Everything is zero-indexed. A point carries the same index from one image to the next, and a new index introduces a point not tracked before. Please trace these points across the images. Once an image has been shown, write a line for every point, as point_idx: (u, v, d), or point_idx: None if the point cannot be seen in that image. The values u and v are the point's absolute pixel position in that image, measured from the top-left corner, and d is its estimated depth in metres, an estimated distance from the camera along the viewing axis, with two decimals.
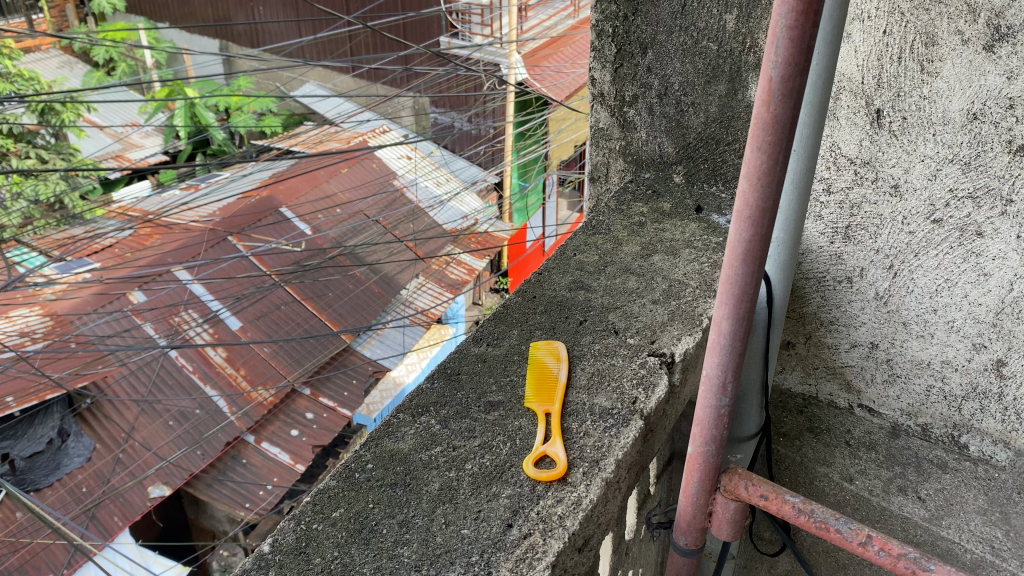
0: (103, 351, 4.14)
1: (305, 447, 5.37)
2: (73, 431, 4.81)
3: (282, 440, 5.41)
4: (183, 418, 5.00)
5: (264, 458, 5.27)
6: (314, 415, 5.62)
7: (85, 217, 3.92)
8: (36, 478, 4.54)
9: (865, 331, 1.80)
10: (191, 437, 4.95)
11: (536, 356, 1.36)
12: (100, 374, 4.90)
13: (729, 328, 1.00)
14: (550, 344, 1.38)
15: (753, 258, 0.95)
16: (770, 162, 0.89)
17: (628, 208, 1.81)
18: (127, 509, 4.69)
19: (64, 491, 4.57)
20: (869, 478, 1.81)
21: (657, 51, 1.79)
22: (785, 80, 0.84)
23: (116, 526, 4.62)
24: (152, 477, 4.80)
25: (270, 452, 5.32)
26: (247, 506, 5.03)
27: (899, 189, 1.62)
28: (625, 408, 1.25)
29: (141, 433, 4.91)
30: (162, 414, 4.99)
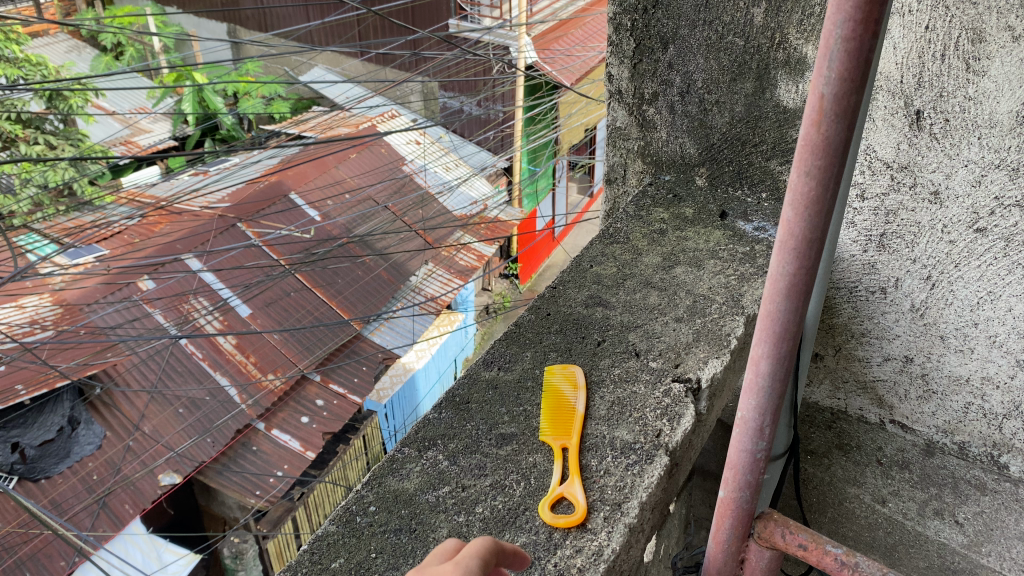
0: (112, 342, 4.04)
1: (316, 433, 5.26)
2: (84, 419, 4.58)
3: (293, 427, 5.27)
4: (194, 406, 4.81)
5: (275, 445, 5.12)
6: (324, 402, 5.48)
7: (93, 204, 3.79)
8: (47, 467, 4.30)
9: (899, 345, 1.69)
10: (202, 425, 4.75)
11: (551, 382, 1.27)
12: (111, 362, 4.67)
13: (768, 368, 0.91)
14: (566, 368, 1.29)
15: (797, 293, 0.85)
16: (820, 189, 0.78)
17: (647, 214, 1.71)
18: (138, 497, 4.43)
19: (76, 480, 4.33)
20: (903, 500, 1.72)
21: (678, 46, 1.68)
22: (839, 96, 0.74)
23: (128, 515, 4.37)
24: (163, 464, 4.56)
25: (281, 439, 5.18)
26: (258, 493, 4.84)
27: (939, 195, 1.51)
28: (648, 443, 1.16)
29: (152, 422, 4.67)
30: (172, 402, 4.78)
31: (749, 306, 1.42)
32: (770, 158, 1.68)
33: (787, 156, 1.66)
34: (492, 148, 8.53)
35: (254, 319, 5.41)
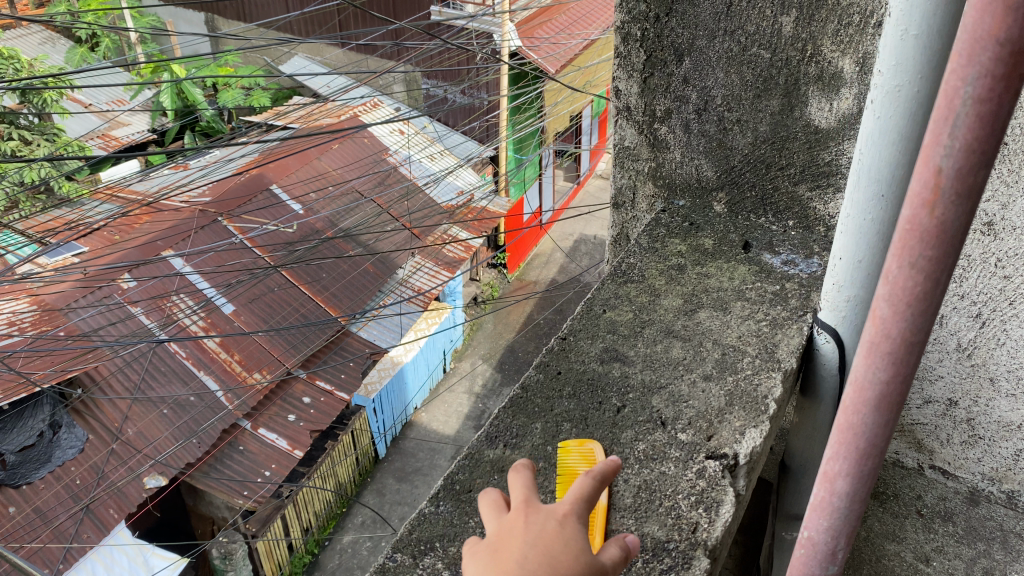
0: (91, 346, 3.79)
1: (304, 432, 5.06)
2: (65, 421, 4.22)
3: (279, 426, 5.05)
4: (179, 409, 4.51)
5: (261, 444, 4.88)
6: (312, 399, 5.31)
7: (65, 203, 3.53)
8: (27, 473, 4.00)
9: (943, 386, 1.54)
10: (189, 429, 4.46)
11: (566, 463, 1.09)
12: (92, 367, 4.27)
13: (845, 488, 0.74)
14: (583, 445, 1.11)
15: (888, 405, 0.68)
16: (928, 284, 0.61)
17: (662, 246, 1.55)
18: (123, 501, 4.21)
19: (60, 488, 4.07)
20: (949, 558, 1.51)
21: (695, 59, 1.53)
22: (962, 173, 0.56)
23: (112, 520, 4.17)
24: (149, 467, 4.31)
25: (269, 438, 4.94)
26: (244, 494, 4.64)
27: (993, 226, 1.34)
28: (683, 541, 0.99)
29: (136, 425, 4.34)
30: (156, 404, 4.44)
31: (785, 359, 1.25)
32: (798, 182, 1.53)
33: (817, 181, 1.51)
34: (478, 138, 8.29)
35: (238, 317, 5.09)
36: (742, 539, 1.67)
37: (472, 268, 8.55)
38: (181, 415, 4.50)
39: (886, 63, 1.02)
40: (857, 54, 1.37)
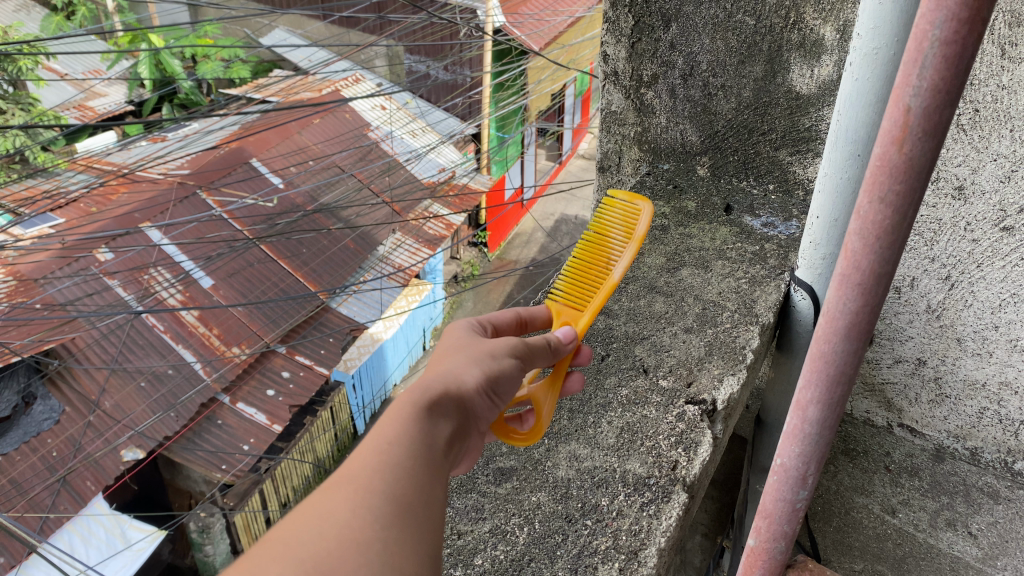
0: (70, 317, 3.76)
1: (283, 407, 5.01)
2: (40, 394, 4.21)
3: (258, 401, 5.00)
4: (157, 381, 4.45)
5: (240, 419, 4.85)
6: (291, 373, 5.26)
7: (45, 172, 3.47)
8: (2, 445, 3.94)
9: (913, 347, 1.60)
10: (167, 401, 4.44)
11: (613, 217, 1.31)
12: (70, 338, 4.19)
13: (816, 415, 0.79)
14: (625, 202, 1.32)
15: (857, 334, 0.73)
16: (896, 218, 0.66)
17: (647, 208, 1.63)
18: (100, 473, 4.20)
19: (36, 459, 3.98)
20: (914, 510, 1.62)
21: (681, 25, 1.57)
22: (929, 111, 0.60)
23: (89, 493, 4.13)
24: (126, 440, 4.31)
25: (247, 413, 4.92)
26: (223, 468, 4.65)
27: (964, 190, 1.39)
28: (663, 477, 1.04)
29: (113, 397, 4.30)
30: (133, 376, 4.41)
31: (763, 314, 1.30)
32: (779, 147, 1.59)
33: (798, 146, 1.56)
34: (460, 114, 8.22)
35: (217, 291, 5.03)
36: (717, 494, 1.76)
37: (453, 246, 8.54)
38: (159, 387, 4.44)
39: (865, 25, 1.05)
40: (838, 22, 1.41)
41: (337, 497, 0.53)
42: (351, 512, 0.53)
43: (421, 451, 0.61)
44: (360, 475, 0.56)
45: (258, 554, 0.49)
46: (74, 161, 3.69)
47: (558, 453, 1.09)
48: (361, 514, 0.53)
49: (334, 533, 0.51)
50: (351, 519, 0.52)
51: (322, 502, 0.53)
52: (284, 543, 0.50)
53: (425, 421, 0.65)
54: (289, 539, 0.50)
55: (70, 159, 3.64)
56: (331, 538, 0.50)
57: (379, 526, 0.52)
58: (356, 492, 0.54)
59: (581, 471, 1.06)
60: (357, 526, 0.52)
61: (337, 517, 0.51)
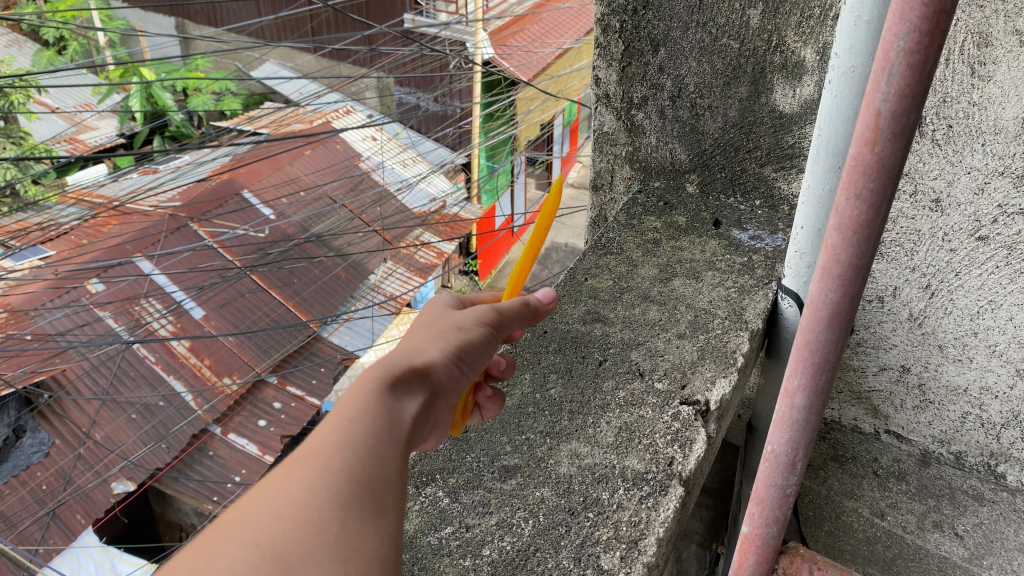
0: (62, 346, 3.77)
1: (274, 437, 4.91)
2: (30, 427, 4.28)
3: (249, 432, 4.89)
4: (149, 412, 4.49)
5: (231, 449, 4.72)
6: (283, 404, 5.11)
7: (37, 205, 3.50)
8: None
9: (896, 354, 1.66)
10: (157, 432, 4.46)
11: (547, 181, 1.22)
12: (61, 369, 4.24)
13: (804, 401, 0.87)
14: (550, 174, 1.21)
15: (838, 323, 0.79)
16: (871, 213, 0.72)
17: (639, 222, 1.70)
18: (90, 507, 4.19)
19: (25, 493, 4.01)
20: (902, 513, 1.68)
21: (669, 50, 1.66)
22: (897, 115, 0.67)
23: (79, 526, 4.13)
24: (116, 472, 4.27)
25: (238, 443, 4.79)
26: (213, 500, 4.51)
27: (940, 203, 1.46)
28: (660, 472, 1.10)
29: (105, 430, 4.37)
30: (125, 409, 4.43)
31: (752, 320, 1.37)
32: (764, 164, 1.66)
33: (782, 163, 1.64)
34: (451, 144, 8.32)
35: (208, 322, 5.05)
36: (711, 502, 1.81)
37: (444, 275, 8.59)
38: (150, 419, 4.49)
39: (841, 45, 1.13)
40: (818, 44, 1.48)
41: (292, 478, 0.57)
42: (307, 492, 0.56)
43: (376, 432, 0.65)
44: (319, 454, 0.60)
45: (211, 533, 0.52)
46: (66, 193, 3.73)
47: (560, 450, 1.15)
48: (314, 494, 0.56)
49: (286, 514, 0.54)
50: (304, 499, 0.55)
51: (273, 486, 0.56)
52: (236, 526, 0.53)
53: (383, 404, 0.70)
54: (242, 520, 0.54)
55: (63, 191, 3.69)
56: (284, 517, 0.53)
57: (334, 504, 0.56)
58: (307, 474, 0.57)
59: (583, 467, 1.12)
60: (309, 504, 0.55)
61: (291, 498, 0.55)
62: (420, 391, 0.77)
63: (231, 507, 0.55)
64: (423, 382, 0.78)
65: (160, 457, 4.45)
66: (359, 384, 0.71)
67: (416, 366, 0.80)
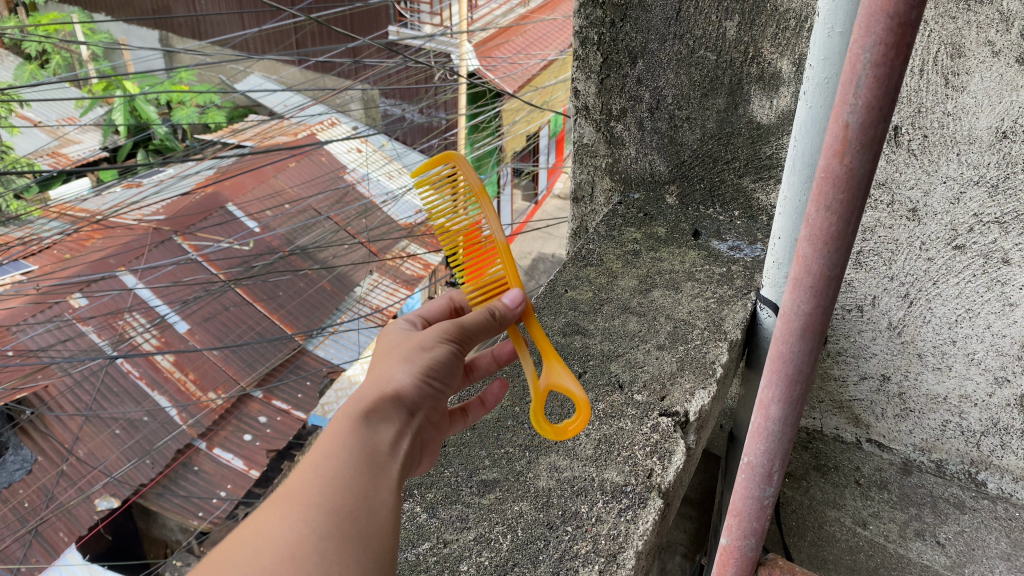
0: (43, 362, 3.72)
1: (260, 451, 4.84)
2: (11, 444, 4.21)
3: (235, 446, 4.84)
4: (132, 428, 4.41)
5: (217, 464, 4.68)
6: (268, 418, 5.06)
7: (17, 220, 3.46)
8: None
9: (876, 363, 1.66)
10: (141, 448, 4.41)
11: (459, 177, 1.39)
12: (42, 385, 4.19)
13: (779, 413, 0.87)
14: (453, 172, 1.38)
15: (812, 334, 0.79)
16: (841, 225, 0.72)
17: (619, 234, 1.70)
18: (73, 524, 4.16)
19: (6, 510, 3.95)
20: (884, 522, 1.69)
21: (647, 61, 1.67)
22: (864, 126, 0.67)
23: (61, 543, 4.09)
24: (100, 489, 4.24)
25: (223, 458, 4.71)
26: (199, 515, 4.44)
27: (917, 212, 1.46)
28: (639, 484, 1.09)
29: (87, 446, 4.30)
30: (109, 424, 4.36)
31: (731, 330, 1.37)
32: (743, 175, 1.67)
33: (760, 173, 1.65)
34: (436, 156, 8.32)
35: (192, 336, 4.98)
36: (695, 513, 1.80)
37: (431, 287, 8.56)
38: (134, 434, 4.41)
39: (816, 57, 1.13)
40: (794, 55, 1.49)
41: (276, 520, 0.64)
42: (290, 530, 0.63)
43: (357, 467, 0.72)
44: (301, 493, 0.67)
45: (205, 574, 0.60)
46: (47, 207, 3.70)
47: (539, 464, 1.14)
48: (300, 532, 0.63)
49: (273, 552, 0.61)
50: (289, 535, 0.62)
51: (260, 527, 0.63)
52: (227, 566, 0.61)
53: (359, 436, 0.75)
54: (234, 562, 0.61)
55: (44, 205, 3.65)
56: (271, 555, 0.61)
57: (317, 539, 0.63)
58: (289, 511, 0.64)
59: (562, 481, 1.11)
60: (293, 541, 0.62)
61: (275, 539, 0.62)
62: (392, 419, 0.80)
63: (223, 549, 0.62)
64: (394, 410, 0.81)
65: (145, 472, 4.39)
66: (337, 421, 0.76)
67: (385, 397, 0.82)
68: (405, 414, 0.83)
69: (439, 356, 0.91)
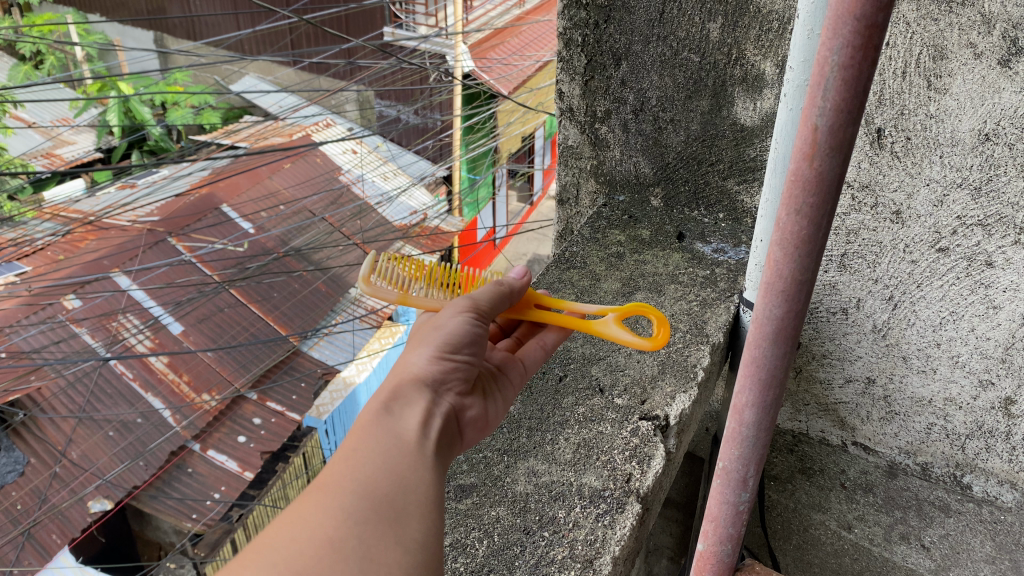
0: (36, 364, 3.69)
1: (253, 454, 4.83)
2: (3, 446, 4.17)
3: (228, 448, 4.82)
4: (126, 429, 4.37)
5: (210, 466, 4.67)
6: (262, 420, 5.04)
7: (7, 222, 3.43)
8: None
9: (861, 366, 1.66)
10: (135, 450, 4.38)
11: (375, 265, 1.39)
12: (35, 387, 4.21)
13: (752, 417, 0.86)
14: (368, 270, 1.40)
15: (784, 338, 0.79)
16: (812, 228, 0.72)
17: (603, 236, 1.70)
18: (66, 526, 4.14)
19: None
20: (868, 525, 1.69)
21: (631, 63, 1.66)
22: (833, 129, 0.66)
23: (54, 545, 4.06)
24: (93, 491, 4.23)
25: (218, 460, 4.73)
26: (193, 517, 4.45)
27: (901, 214, 1.45)
28: (618, 489, 1.09)
29: (80, 447, 4.27)
30: (102, 426, 4.35)
31: (714, 334, 1.37)
32: (727, 177, 1.67)
33: (744, 175, 1.64)
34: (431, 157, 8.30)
35: (186, 337, 4.95)
36: (681, 516, 1.80)
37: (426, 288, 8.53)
38: (127, 436, 4.37)
39: (796, 58, 1.13)
40: (777, 57, 1.48)
41: (311, 510, 0.70)
42: (327, 518, 0.69)
43: (391, 453, 0.79)
44: (335, 484, 0.73)
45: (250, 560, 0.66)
46: (40, 209, 3.68)
47: (517, 469, 1.13)
48: (337, 519, 0.70)
49: (313, 540, 0.68)
50: (327, 524, 0.69)
51: (297, 516, 0.70)
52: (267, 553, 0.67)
53: (389, 425, 0.84)
54: (276, 549, 0.67)
55: (37, 207, 3.63)
56: (312, 540, 0.68)
57: (352, 524, 0.70)
58: (325, 502, 0.71)
59: (540, 486, 1.10)
60: (332, 528, 0.69)
61: (311, 527, 0.69)
62: (416, 399, 0.90)
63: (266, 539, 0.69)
64: (416, 391, 0.92)
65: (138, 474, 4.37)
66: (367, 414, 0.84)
67: (407, 380, 0.93)
68: (429, 391, 0.93)
69: (458, 336, 1.02)
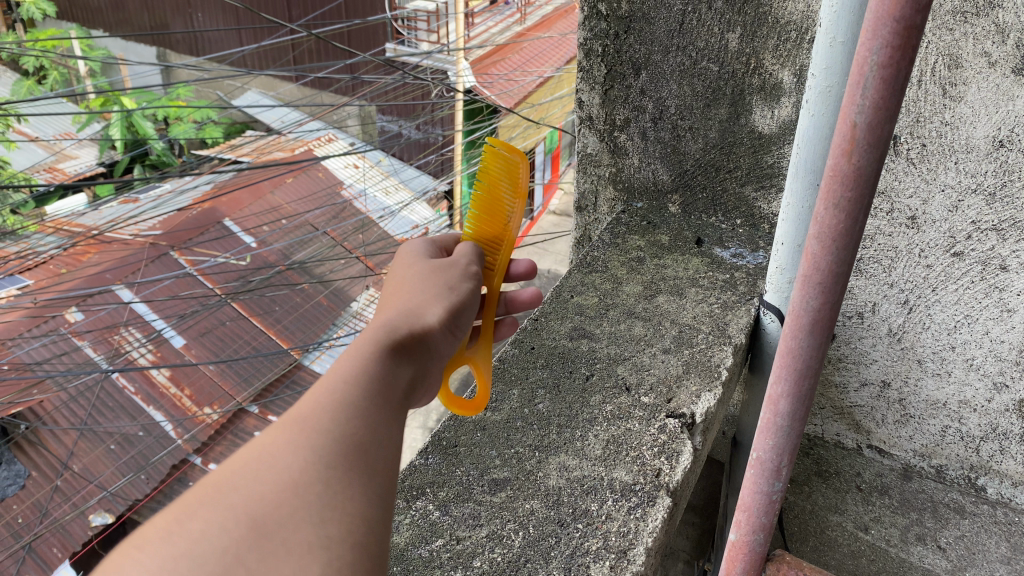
0: (40, 377, 3.67)
1: None
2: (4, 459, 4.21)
3: None
4: (127, 443, 4.40)
5: None
6: None
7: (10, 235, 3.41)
8: None
9: (877, 369, 1.69)
10: (137, 464, 4.37)
11: None
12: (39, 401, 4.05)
13: (786, 408, 0.90)
14: None
15: (819, 329, 0.83)
16: (848, 222, 0.75)
17: (623, 242, 1.73)
18: (67, 540, 4.17)
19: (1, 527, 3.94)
20: (886, 527, 1.71)
21: (650, 72, 1.70)
22: (872, 126, 0.69)
23: (55, 559, 4.10)
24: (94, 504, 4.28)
25: None
26: None
27: (916, 220, 1.48)
28: (648, 484, 1.11)
29: (83, 460, 4.26)
30: (104, 439, 4.35)
31: (735, 335, 1.40)
32: (745, 184, 1.70)
33: (762, 182, 1.68)
34: (431, 172, 8.36)
35: (189, 350, 4.95)
36: (698, 521, 1.83)
37: None
38: (128, 449, 4.41)
39: (817, 66, 1.16)
40: (795, 66, 1.52)
41: (280, 447, 0.66)
42: (293, 460, 0.65)
43: (364, 400, 0.73)
44: (312, 420, 0.69)
45: (207, 492, 0.62)
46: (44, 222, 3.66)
47: (549, 463, 1.16)
48: (305, 462, 0.65)
49: (279, 477, 0.63)
50: (294, 466, 0.64)
51: (263, 454, 0.66)
52: (221, 489, 0.62)
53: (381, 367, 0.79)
54: (235, 480, 0.63)
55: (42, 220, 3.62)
56: (275, 482, 0.63)
57: (322, 467, 0.65)
58: (294, 441, 0.66)
59: (572, 480, 1.13)
60: (299, 470, 0.64)
61: (278, 466, 0.64)
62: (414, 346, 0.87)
63: (225, 471, 0.65)
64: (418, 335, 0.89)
65: (140, 488, 4.40)
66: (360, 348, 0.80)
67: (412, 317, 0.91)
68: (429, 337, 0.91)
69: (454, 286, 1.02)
